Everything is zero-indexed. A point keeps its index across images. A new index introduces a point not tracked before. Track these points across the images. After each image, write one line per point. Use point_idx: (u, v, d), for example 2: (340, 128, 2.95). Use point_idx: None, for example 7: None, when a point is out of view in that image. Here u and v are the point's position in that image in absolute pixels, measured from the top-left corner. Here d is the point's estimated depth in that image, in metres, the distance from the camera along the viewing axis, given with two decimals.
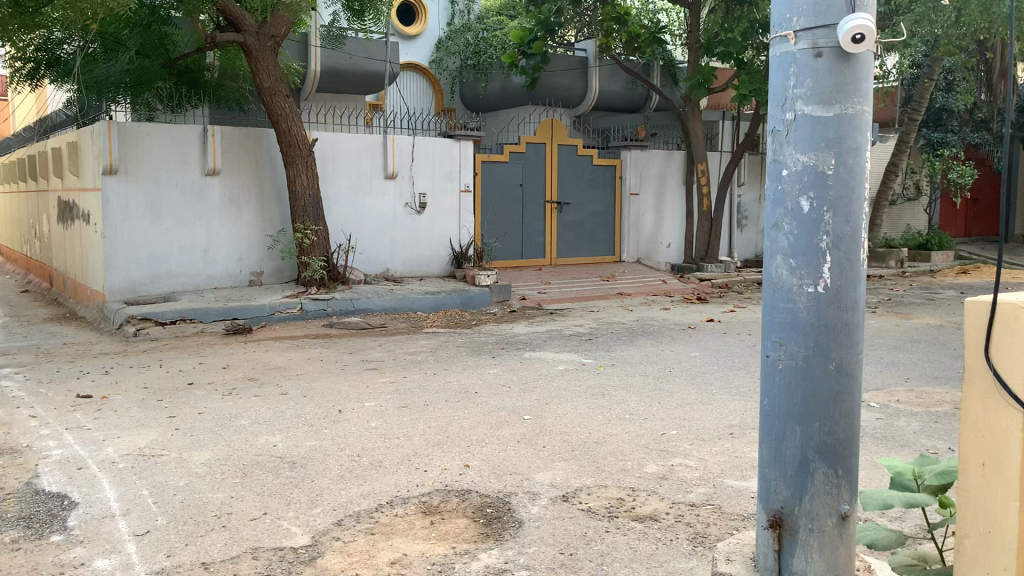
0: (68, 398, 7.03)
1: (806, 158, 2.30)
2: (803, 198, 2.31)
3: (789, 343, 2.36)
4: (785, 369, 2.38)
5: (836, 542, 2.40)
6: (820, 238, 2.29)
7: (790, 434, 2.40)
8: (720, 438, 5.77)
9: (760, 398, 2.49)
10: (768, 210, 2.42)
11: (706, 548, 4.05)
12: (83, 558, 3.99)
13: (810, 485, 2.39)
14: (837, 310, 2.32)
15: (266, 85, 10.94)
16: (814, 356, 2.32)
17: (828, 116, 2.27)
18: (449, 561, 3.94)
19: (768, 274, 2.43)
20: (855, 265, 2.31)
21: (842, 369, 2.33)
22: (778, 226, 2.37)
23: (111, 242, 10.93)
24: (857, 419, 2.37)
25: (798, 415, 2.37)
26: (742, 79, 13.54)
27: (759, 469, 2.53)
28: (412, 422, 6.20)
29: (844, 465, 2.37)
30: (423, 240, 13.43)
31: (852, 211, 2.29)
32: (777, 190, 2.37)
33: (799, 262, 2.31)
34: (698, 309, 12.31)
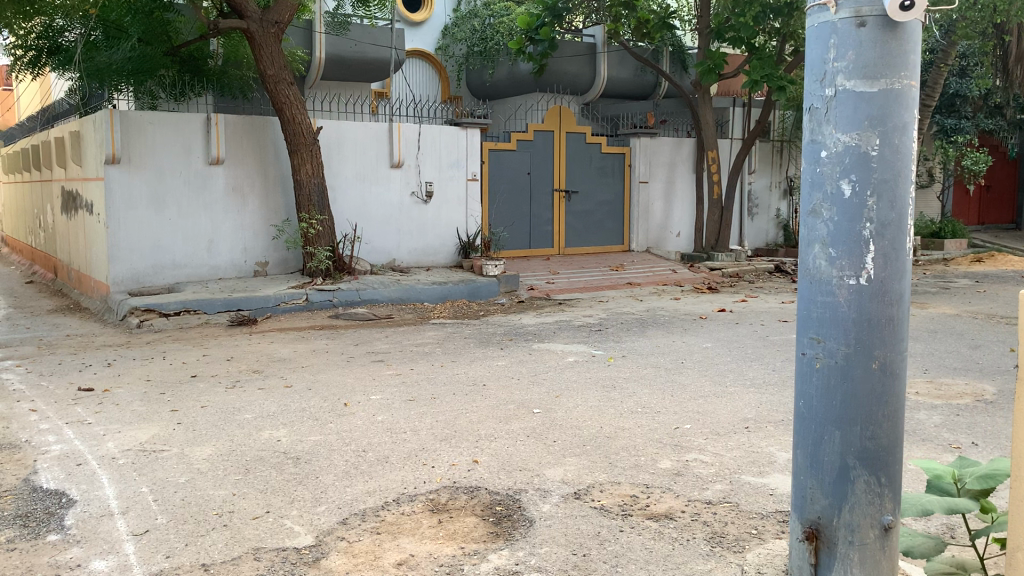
0: (70, 391, 6.92)
1: (847, 138, 2.16)
2: (844, 181, 2.17)
3: (827, 341, 2.23)
4: (824, 370, 2.26)
5: (877, 556, 2.31)
6: (862, 226, 2.15)
7: (828, 439, 2.28)
8: (735, 433, 5.62)
9: (795, 401, 2.38)
10: (806, 194, 2.29)
11: (725, 548, 3.90)
12: (80, 559, 3.86)
13: (851, 494, 2.28)
14: (880, 306, 2.19)
15: (270, 72, 10.79)
16: (855, 355, 2.20)
17: (873, 92, 2.13)
18: (458, 562, 3.79)
19: (806, 263, 2.31)
20: (901, 255, 2.17)
21: (886, 370, 2.20)
22: (817, 212, 2.24)
23: (114, 232, 10.82)
24: (902, 423, 2.25)
25: (837, 420, 2.24)
26: (753, 64, 13.42)
27: (795, 475, 2.42)
28: (419, 416, 6.05)
29: (887, 473, 2.25)
30: (430, 229, 13.27)
31: (897, 197, 2.15)
32: (816, 173, 2.23)
33: (840, 253, 2.18)
34: (709, 299, 12.13)
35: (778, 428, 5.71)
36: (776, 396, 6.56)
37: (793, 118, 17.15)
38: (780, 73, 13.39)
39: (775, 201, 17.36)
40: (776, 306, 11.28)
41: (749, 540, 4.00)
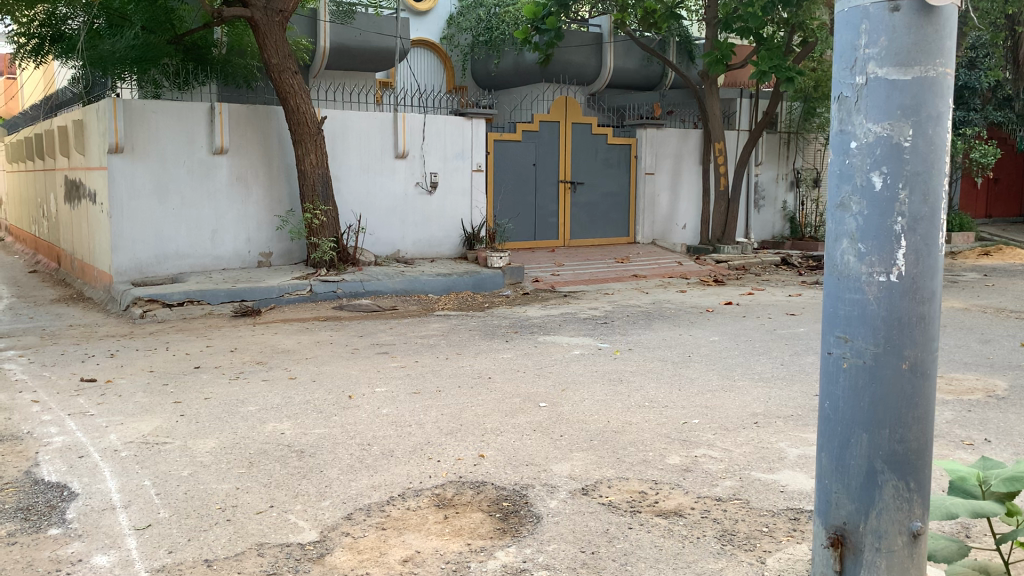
0: (72, 382, 6.87)
1: (879, 128, 2.00)
2: (875, 173, 2.01)
3: (855, 339, 2.07)
4: (850, 370, 2.09)
5: (905, 562, 2.15)
6: (894, 220, 2.00)
7: (855, 441, 2.12)
8: (745, 428, 5.55)
9: (819, 400, 2.20)
10: (832, 187, 2.12)
11: (736, 547, 3.84)
12: (81, 554, 3.80)
13: (879, 499, 2.11)
14: (911, 302, 2.03)
15: (274, 61, 10.69)
16: (885, 354, 2.04)
17: (906, 81, 1.98)
18: (465, 559, 3.74)
19: (831, 259, 2.14)
20: (934, 250, 2.01)
21: (916, 370, 2.04)
22: (844, 207, 2.08)
23: (117, 222, 10.75)
24: (934, 424, 2.08)
25: (864, 422, 2.08)
26: (762, 55, 13.30)
27: (817, 478, 2.25)
28: (424, 409, 5.99)
29: (918, 478, 2.09)
30: (434, 221, 13.20)
31: (932, 188, 1.99)
32: (844, 165, 2.08)
33: (869, 248, 2.02)
34: (715, 291, 12.05)
35: (788, 424, 5.64)
36: (785, 391, 6.49)
37: (800, 110, 17.00)
38: (788, 64, 13.28)
39: (782, 193, 17.25)
40: (783, 299, 11.20)
41: (760, 538, 3.94)
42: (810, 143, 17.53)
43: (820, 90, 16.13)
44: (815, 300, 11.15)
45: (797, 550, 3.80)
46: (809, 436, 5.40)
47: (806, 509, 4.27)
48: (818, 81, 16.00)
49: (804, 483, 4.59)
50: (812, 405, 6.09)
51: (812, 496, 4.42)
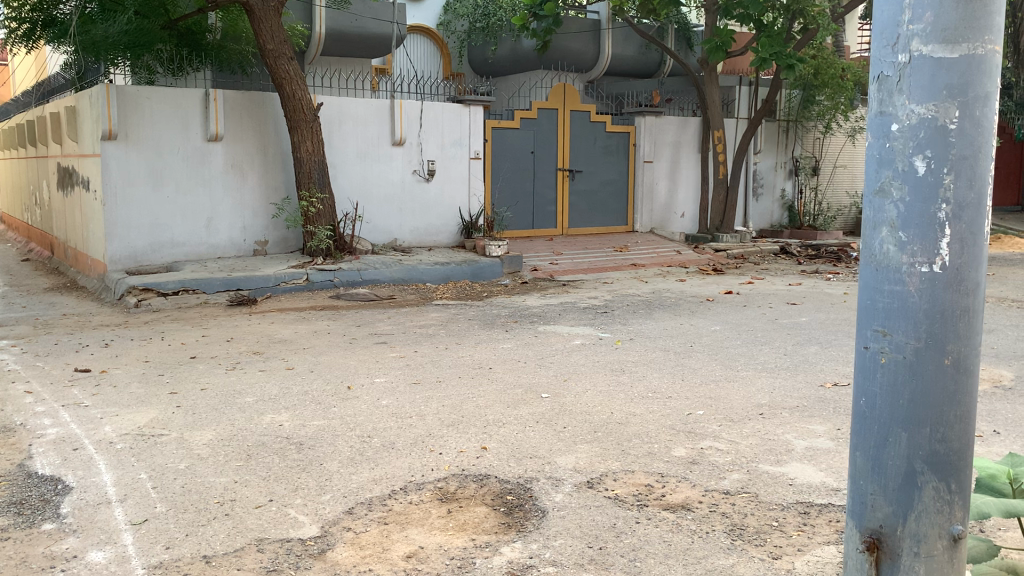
0: (66, 372, 6.76)
1: (922, 109, 1.91)
2: (918, 158, 1.92)
3: (895, 332, 1.97)
4: (889, 366, 1.99)
5: (944, 568, 2.05)
6: (938, 208, 1.91)
7: (894, 440, 2.02)
8: (750, 419, 5.47)
9: (854, 397, 2.10)
10: (870, 173, 2.03)
11: (747, 542, 3.76)
12: (76, 550, 3.70)
13: (918, 502, 2.02)
14: (954, 294, 1.94)
15: (269, 47, 10.54)
16: (926, 349, 1.95)
17: (952, 59, 1.89)
18: (469, 555, 3.65)
19: (868, 248, 2.05)
20: (980, 238, 1.92)
21: (959, 365, 1.95)
22: (883, 193, 1.99)
23: (111, 209, 10.61)
24: (976, 423, 1.99)
25: (904, 420, 1.99)
26: (762, 41, 13.16)
27: (852, 478, 2.14)
28: (424, 400, 5.90)
29: (959, 479, 2.00)
30: (432, 209, 13.08)
31: (979, 174, 1.90)
32: (884, 150, 1.98)
33: (911, 237, 1.93)
34: (715, 280, 11.96)
35: (794, 415, 5.56)
36: (789, 381, 6.42)
37: (799, 97, 16.85)
38: (789, 51, 13.17)
39: (781, 182, 17.17)
40: (783, 289, 11.12)
41: (771, 532, 3.86)
42: (809, 131, 17.39)
43: (818, 78, 16.20)
44: (815, 289, 11.08)
45: (808, 545, 3.72)
46: (816, 427, 5.32)
47: (816, 502, 4.19)
48: (818, 68, 16.10)
49: (813, 476, 4.51)
50: (817, 396, 6.01)
51: (821, 489, 4.35)
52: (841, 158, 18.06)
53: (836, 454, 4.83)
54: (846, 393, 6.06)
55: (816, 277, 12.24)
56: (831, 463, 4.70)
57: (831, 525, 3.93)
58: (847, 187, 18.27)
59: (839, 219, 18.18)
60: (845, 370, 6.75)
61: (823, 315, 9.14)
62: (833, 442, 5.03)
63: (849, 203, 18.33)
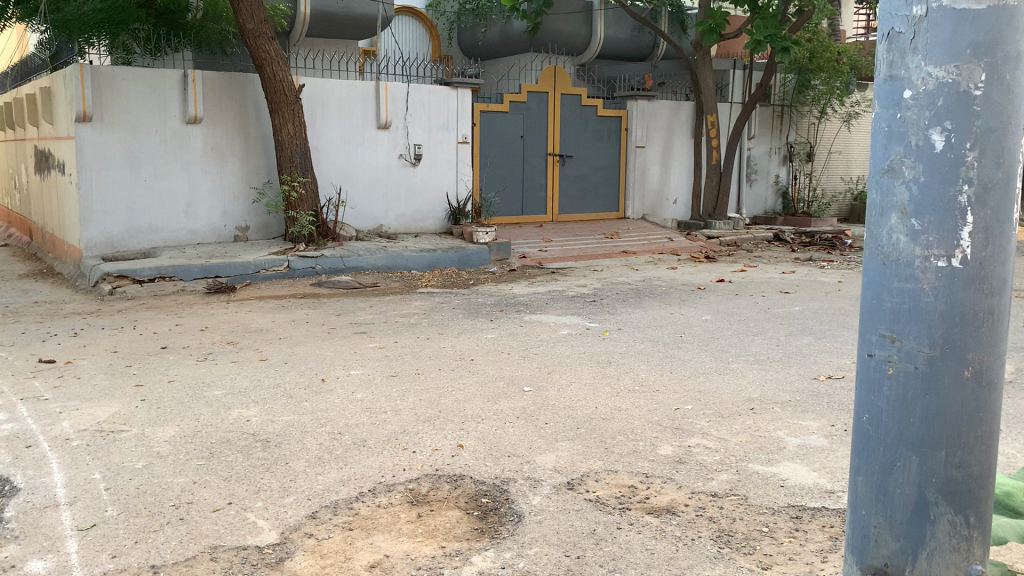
0: (29, 363, 6.48)
1: (941, 72, 1.66)
2: (935, 130, 1.67)
3: (905, 338, 1.72)
4: (897, 379, 1.74)
5: None
6: (958, 190, 1.66)
7: (902, 465, 1.77)
8: (740, 415, 5.22)
9: (856, 413, 1.85)
10: (878, 148, 1.77)
11: (734, 550, 3.52)
12: (14, 559, 3.44)
13: (930, 537, 1.77)
14: (977, 294, 1.69)
15: (249, 26, 10.20)
16: (942, 359, 1.70)
17: (977, 11, 1.63)
18: (438, 565, 3.40)
19: (873, 239, 1.80)
20: (1006, 229, 1.67)
21: (980, 378, 1.70)
22: (893, 172, 1.73)
23: (86, 194, 10.30)
24: (997, 446, 1.74)
25: (915, 441, 1.74)
26: (757, 24, 12.89)
27: (853, 507, 1.89)
28: (401, 394, 5.64)
29: (977, 511, 1.76)
30: (419, 194, 12.79)
31: (1007, 150, 1.65)
32: (895, 121, 1.73)
33: (926, 225, 1.68)
34: (707, 268, 11.69)
35: (786, 410, 5.32)
36: (781, 374, 6.18)
37: (794, 82, 16.69)
38: (784, 34, 12.89)
39: (774, 167, 16.88)
40: (777, 276, 10.87)
41: (761, 539, 3.62)
42: (804, 117, 17.13)
43: (814, 62, 15.86)
44: (810, 277, 10.84)
45: (800, 554, 3.48)
46: (809, 423, 5.08)
47: (809, 505, 3.95)
48: (813, 51, 15.77)
49: (806, 477, 4.28)
50: (810, 389, 5.78)
51: (814, 491, 4.11)
52: (836, 143, 17.83)
53: (829, 453, 4.60)
54: (840, 387, 5.82)
55: (810, 265, 11.99)
56: (824, 462, 4.47)
57: (824, 531, 3.69)
58: (842, 173, 18.07)
59: (834, 206, 18.00)
60: (840, 362, 6.51)
61: (816, 305, 8.88)
62: (827, 439, 4.80)
63: (843, 189, 18.14)
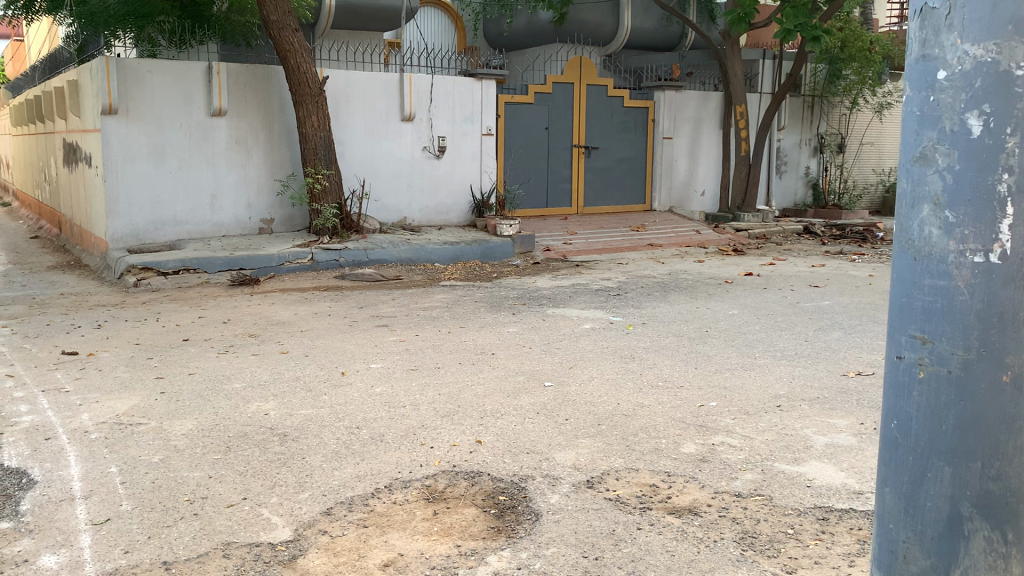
0: (53, 355, 6.51)
1: (978, 51, 1.64)
2: (972, 115, 1.65)
3: (937, 340, 1.71)
4: (927, 384, 1.73)
5: None
6: (997, 178, 1.64)
7: (934, 476, 1.75)
8: (766, 412, 5.09)
9: (884, 420, 1.84)
10: (910, 134, 1.77)
11: (757, 553, 3.41)
12: (28, 553, 3.42)
13: (963, 553, 1.75)
14: (1015, 291, 1.67)
15: (274, 18, 10.17)
16: (978, 361, 1.67)
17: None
18: (452, 565, 3.33)
19: (904, 231, 1.78)
20: None
21: (1018, 383, 1.68)
22: (925, 160, 1.73)
23: (111, 186, 10.36)
24: None
25: (948, 451, 1.72)
26: (787, 12, 12.64)
27: (882, 521, 1.88)
28: (420, 388, 5.58)
29: (1015, 526, 1.73)
30: (443, 186, 12.73)
31: None
32: (928, 103, 1.72)
33: (963, 217, 1.66)
34: (735, 262, 11.51)
35: (814, 407, 5.18)
36: (809, 370, 6.03)
37: (825, 72, 16.31)
38: (814, 23, 12.65)
39: (805, 159, 16.60)
40: (806, 270, 10.68)
41: (785, 542, 3.51)
42: (835, 107, 16.81)
43: (844, 51, 15.51)
44: (839, 270, 10.63)
45: (826, 558, 3.37)
46: (837, 422, 4.94)
47: (836, 507, 3.83)
48: (844, 41, 15.40)
49: (833, 477, 4.15)
50: (839, 386, 5.64)
51: (841, 492, 3.99)
52: (868, 134, 17.50)
53: (858, 452, 4.47)
54: (870, 384, 5.67)
55: (840, 259, 11.78)
56: (853, 462, 4.34)
57: (852, 534, 3.58)
58: (874, 164, 17.76)
59: (865, 198, 17.71)
60: (869, 358, 6.34)
61: (846, 299, 8.70)
62: (855, 438, 4.66)
63: (875, 180, 17.84)
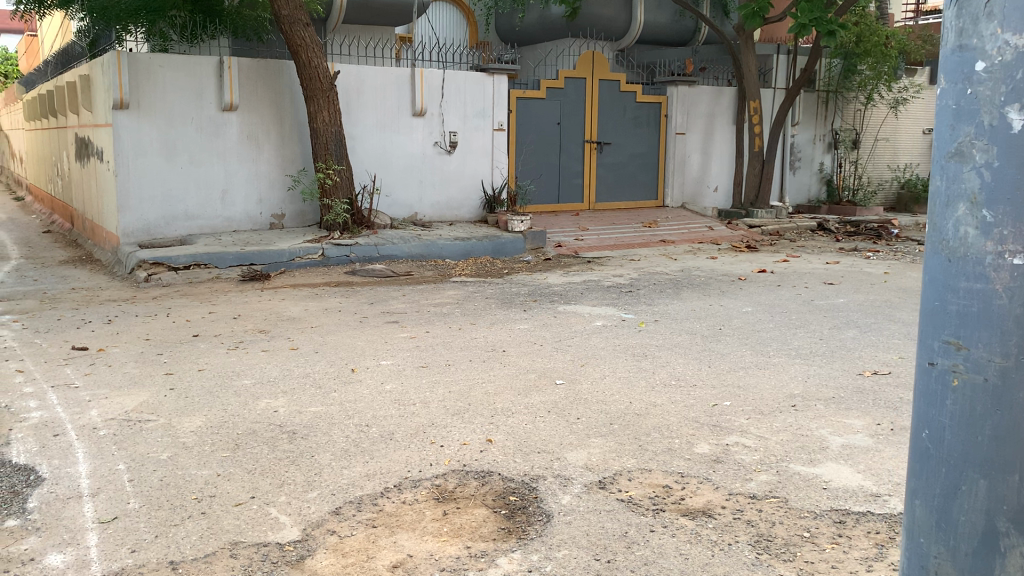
0: (63, 350, 6.50)
1: (1016, 41, 1.68)
2: (1011, 111, 1.69)
3: (972, 347, 1.76)
4: (961, 394, 1.79)
5: None
6: None
7: (967, 489, 1.82)
8: (781, 412, 5.01)
9: (915, 430, 1.91)
10: (944, 128, 1.81)
11: (773, 556, 3.35)
12: (34, 552, 3.39)
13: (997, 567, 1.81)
14: None
15: (285, 12, 10.13)
16: (1013, 369, 1.73)
17: None
18: (462, 566, 3.28)
19: (937, 232, 1.83)
20: None
21: None
22: (962, 156, 1.76)
23: (123, 181, 10.35)
24: None
25: (983, 463, 1.78)
26: (802, 6, 12.51)
27: (912, 534, 1.95)
28: (431, 386, 5.54)
29: None
30: (454, 181, 12.67)
31: None
32: (965, 98, 1.75)
33: (999, 219, 1.70)
34: (748, 258, 11.41)
35: (830, 407, 5.10)
36: (824, 369, 5.94)
37: (840, 67, 16.17)
38: (830, 17, 12.53)
39: (819, 155, 16.46)
40: (821, 267, 10.57)
41: (801, 545, 3.45)
42: (849, 103, 16.66)
43: (861, 47, 15.36)
44: (854, 267, 10.52)
45: (844, 562, 3.31)
46: (853, 422, 4.86)
47: (853, 510, 3.76)
48: (860, 35, 15.26)
49: (850, 479, 4.08)
50: (854, 386, 5.55)
51: (859, 495, 3.91)
52: (883, 130, 17.34)
53: (875, 454, 4.39)
54: (886, 383, 5.58)
55: (854, 256, 11.66)
56: (870, 464, 4.26)
57: (870, 537, 3.52)
58: (888, 160, 17.60)
59: (879, 194, 17.56)
60: (885, 357, 6.25)
61: (862, 297, 8.60)
62: (872, 439, 4.58)
63: (889, 177, 17.68)
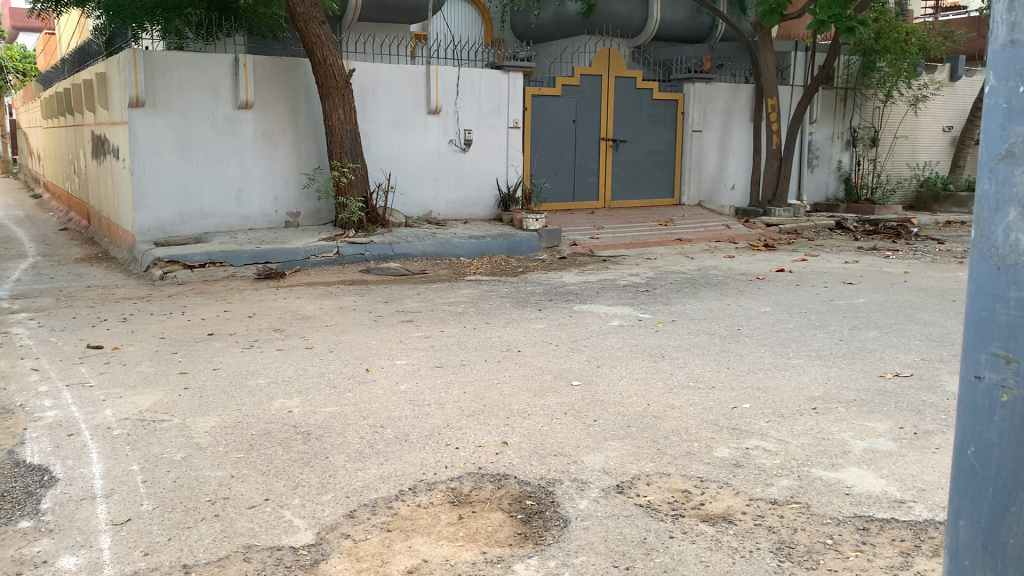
0: (78, 349, 6.49)
1: None
2: None
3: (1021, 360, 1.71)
4: (1010, 409, 1.73)
5: None
6: None
7: (1017, 510, 1.76)
8: (801, 415, 4.93)
9: (959, 446, 1.86)
10: (994, 127, 1.75)
11: (796, 564, 3.27)
12: (47, 554, 3.36)
13: None
14: None
15: (300, 10, 10.10)
16: None
17: None
18: (478, 572, 3.22)
19: (983, 237, 1.77)
20: None
21: None
22: (1013, 159, 1.70)
23: (139, 179, 10.35)
24: None
25: None
26: (821, 3, 12.37)
27: (957, 553, 1.90)
28: (446, 386, 5.49)
29: None
30: (469, 180, 12.63)
31: None
32: (1016, 96, 1.69)
33: None
34: (765, 257, 11.29)
35: (852, 410, 5.02)
36: (845, 371, 5.85)
37: (858, 64, 16.01)
38: (849, 14, 12.39)
39: (837, 153, 16.30)
40: (840, 266, 10.45)
41: (824, 553, 3.37)
42: (868, 100, 16.49)
43: (879, 43, 15.06)
44: (873, 267, 10.39)
45: (868, 571, 3.23)
46: (875, 425, 4.78)
47: (877, 517, 3.68)
48: (879, 32, 14.96)
49: (874, 485, 4.00)
50: (876, 388, 5.46)
51: (882, 501, 3.83)
52: (902, 128, 17.17)
53: (898, 458, 4.30)
54: (908, 386, 5.48)
55: (873, 255, 11.53)
56: (893, 469, 4.17)
57: (895, 545, 3.43)
58: (907, 158, 17.43)
59: (898, 193, 17.36)
60: (907, 359, 6.15)
61: (882, 296, 8.48)
62: (895, 443, 4.50)
63: (908, 175, 17.50)
